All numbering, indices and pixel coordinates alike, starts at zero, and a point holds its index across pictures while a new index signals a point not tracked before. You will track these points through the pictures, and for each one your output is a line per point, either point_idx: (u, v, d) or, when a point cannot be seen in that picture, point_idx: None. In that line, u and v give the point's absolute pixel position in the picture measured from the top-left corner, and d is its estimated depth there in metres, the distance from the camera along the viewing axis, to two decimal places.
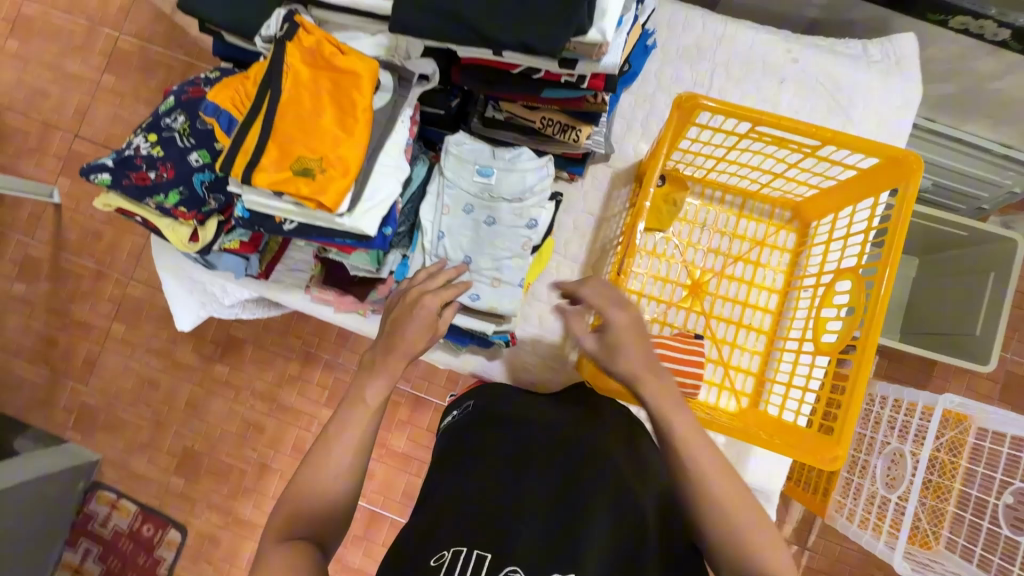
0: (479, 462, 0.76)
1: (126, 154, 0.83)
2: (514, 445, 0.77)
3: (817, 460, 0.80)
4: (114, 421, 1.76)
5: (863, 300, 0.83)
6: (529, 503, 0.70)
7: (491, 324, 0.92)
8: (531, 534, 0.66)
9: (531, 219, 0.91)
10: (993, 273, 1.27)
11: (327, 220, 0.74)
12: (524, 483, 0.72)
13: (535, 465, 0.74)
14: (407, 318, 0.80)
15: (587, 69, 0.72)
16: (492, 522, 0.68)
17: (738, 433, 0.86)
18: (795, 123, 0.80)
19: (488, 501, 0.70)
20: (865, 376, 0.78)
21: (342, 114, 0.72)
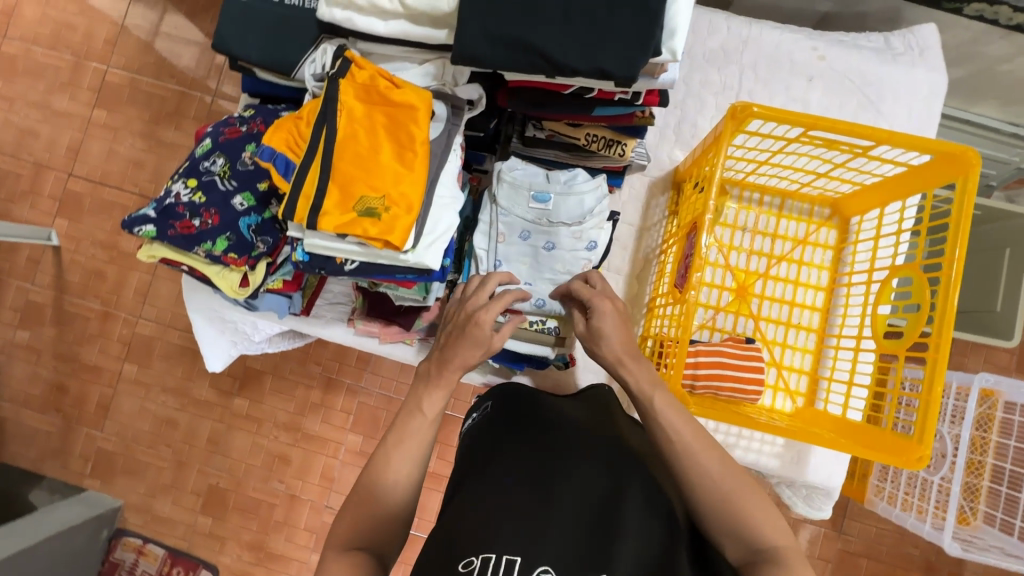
0: (493, 467, 0.71)
1: (166, 202, 0.80)
2: (529, 445, 0.72)
3: (894, 461, 0.80)
4: (133, 465, 1.70)
5: (927, 297, 0.82)
6: (565, 498, 0.64)
7: (552, 347, 0.93)
8: (563, 529, 0.61)
9: (590, 241, 0.91)
10: (1008, 249, 1.29)
11: (390, 257, 0.72)
12: (553, 480, 0.66)
13: (561, 459, 0.68)
14: (458, 332, 0.75)
15: (645, 87, 0.72)
16: (510, 524, 0.62)
17: (801, 435, 0.86)
18: (850, 125, 0.79)
19: (504, 503, 0.65)
20: (941, 373, 0.78)
21: (400, 148, 0.70)
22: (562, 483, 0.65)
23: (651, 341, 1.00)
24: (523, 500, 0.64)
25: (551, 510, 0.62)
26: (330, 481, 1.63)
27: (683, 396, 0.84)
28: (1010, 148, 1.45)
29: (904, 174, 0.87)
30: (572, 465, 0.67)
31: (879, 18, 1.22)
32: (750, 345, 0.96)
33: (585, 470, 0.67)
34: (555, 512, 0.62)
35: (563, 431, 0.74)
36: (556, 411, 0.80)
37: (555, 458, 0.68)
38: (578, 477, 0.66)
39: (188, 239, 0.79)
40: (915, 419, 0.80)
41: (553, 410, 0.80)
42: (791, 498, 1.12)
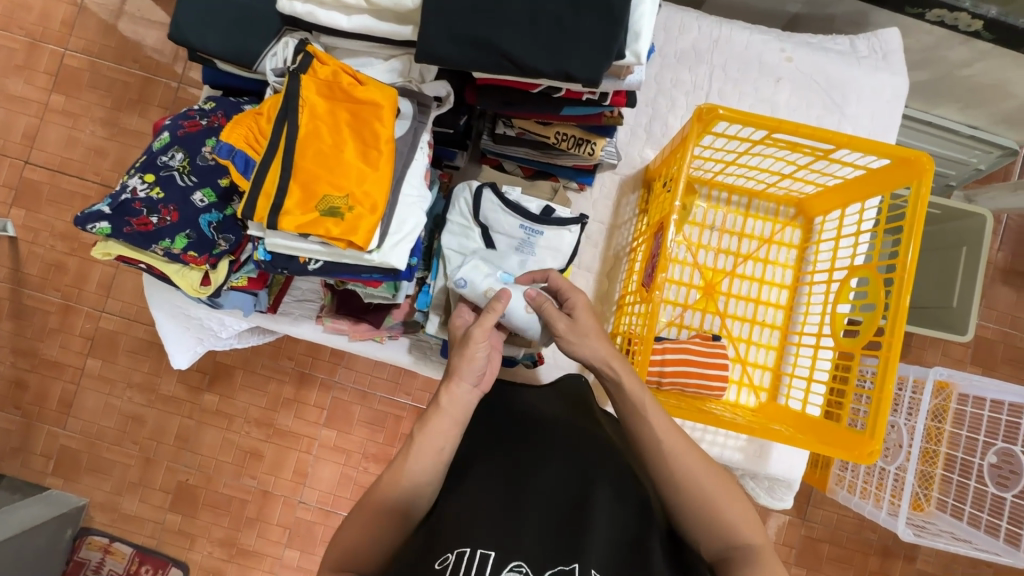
0: (476, 470, 0.71)
1: (122, 198, 0.78)
2: (510, 447, 0.73)
3: (847, 455, 0.83)
4: (99, 462, 1.66)
5: (882, 296, 0.85)
6: (539, 491, 0.65)
7: (520, 348, 0.92)
8: (539, 523, 0.62)
9: None
10: (965, 247, 1.33)
11: (355, 257, 0.71)
12: (532, 478, 0.67)
13: (538, 458, 0.70)
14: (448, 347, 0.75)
15: (611, 88, 0.72)
16: (487, 520, 0.62)
17: (760, 432, 0.88)
18: (811, 129, 0.81)
19: (482, 503, 0.65)
20: (893, 369, 0.81)
21: (364, 147, 0.69)
22: (536, 479, 0.67)
23: (620, 337, 1.02)
24: (501, 497, 0.65)
25: (524, 504, 0.64)
26: (304, 476, 1.62)
27: None
28: (970, 150, 1.50)
29: (863, 177, 0.89)
30: (547, 465, 0.69)
31: (846, 21, 1.25)
32: (716, 341, 0.99)
33: (561, 467, 0.69)
34: (533, 507, 0.64)
35: (543, 431, 0.75)
36: (532, 407, 0.82)
37: (530, 456, 0.71)
38: (554, 474, 0.68)
39: (146, 236, 0.77)
40: (867, 414, 0.84)
41: (531, 407, 0.82)
42: (755, 491, 1.15)
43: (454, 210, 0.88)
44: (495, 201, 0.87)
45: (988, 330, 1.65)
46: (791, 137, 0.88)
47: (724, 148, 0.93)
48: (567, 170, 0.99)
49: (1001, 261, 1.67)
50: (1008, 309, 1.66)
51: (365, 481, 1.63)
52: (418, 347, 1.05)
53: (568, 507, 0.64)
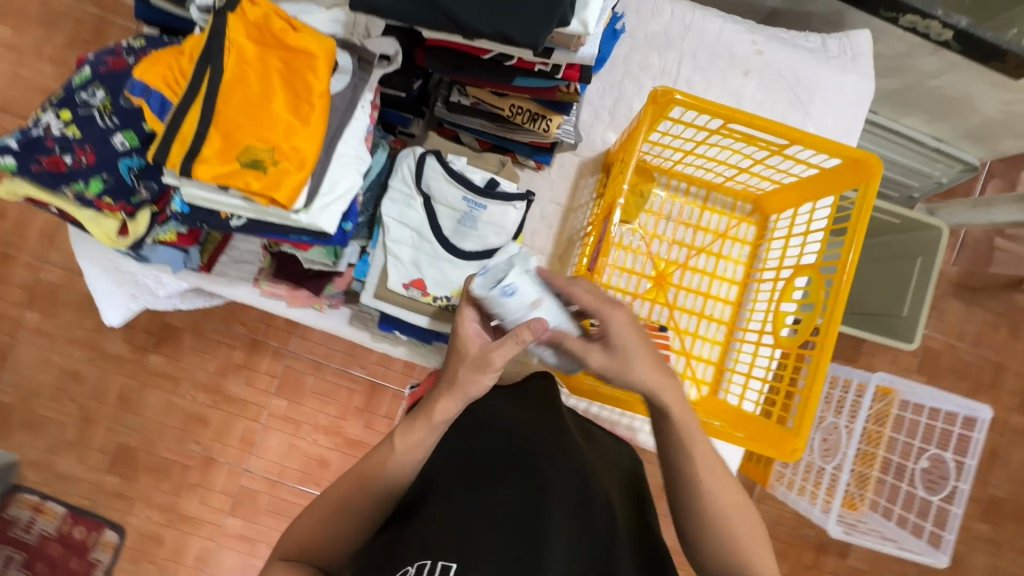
0: (445, 479, 0.69)
1: (33, 134, 0.72)
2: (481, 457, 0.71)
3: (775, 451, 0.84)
4: (34, 419, 1.59)
5: (823, 297, 0.87)
6: (503, 504, 0.64)
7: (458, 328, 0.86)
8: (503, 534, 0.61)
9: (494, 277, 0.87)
10: (919, 258, 1.35)
11: (280, 216, 0.68)
12: (498, 487, 0.66)
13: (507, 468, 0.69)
14: (451, 361, 0.67)
15: (562, 60, 0.69)
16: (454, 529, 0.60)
17: None
18: (767, 121, 0.80)
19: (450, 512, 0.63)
20: (825, 366, 0.83)
21: (295, 99, 0.65)
22: (500, 493, 0.65)
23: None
24: (467, 510, 0.63)
25: (481, 513, 0.62)
26: (250, 445, 1.58)
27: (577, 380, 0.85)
28: (935, 164, 1.50)
29: (817, 176, 0.89)
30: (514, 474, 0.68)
31: (823, 20, 1.23)
32: (660, 331, 0.98)
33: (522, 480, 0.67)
34: (498, 518, 0.62)
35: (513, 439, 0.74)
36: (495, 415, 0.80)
37: (495, 466, 0.69)
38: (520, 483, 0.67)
39: (57, 178, 0.73)
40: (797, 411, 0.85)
41: (491, 413, 0.80)
42: None
43: (397, 176, 0.85)
44: (438, 169, 0.84)
45: (936, 341, 1.69)
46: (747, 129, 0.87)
47: (681, 136, 0.92)
48: (524, 147, 0.96)
49: (954, 275, 1.71)
50: (956, 322, 1.70)
51: (313, 453, 1.60)
52: (360, 320, 1.01)
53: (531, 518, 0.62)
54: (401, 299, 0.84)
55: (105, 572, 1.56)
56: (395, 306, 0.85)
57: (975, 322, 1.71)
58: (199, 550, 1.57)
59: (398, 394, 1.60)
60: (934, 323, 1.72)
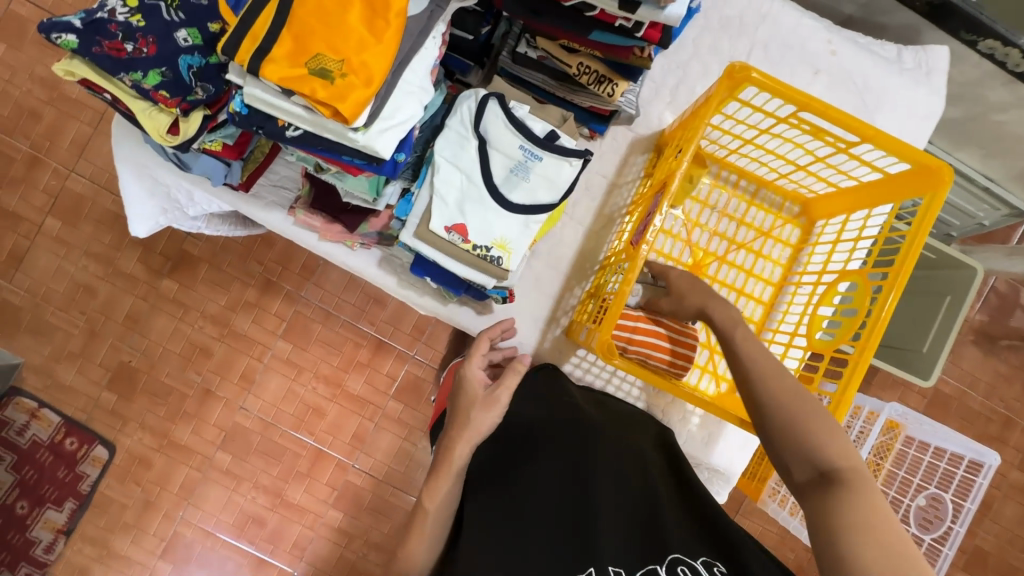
0: (487, 484, 0.77)
1: (97, 16, 0.70)
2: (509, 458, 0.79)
3: None
4: (41, 325, 1.59)
5: (866, 304, 0.85)
6: (534, 499, 0.73)
7: (494, 279, 0.84)
8: (543, 531, 0.71)
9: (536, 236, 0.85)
10: (949, 296, 1.33)
11: (337, 132, 0.66)
12: (524, 483, 0.75)
13: (527, 470, 0.76)
14: (462, 403, 0.82)
15: (647, 17, 0.67)
16: (495, 533, 0.70)
17: (716, 411, 0.86)
18: (840, 115, 0.77)
19: (497, 515, 0.73)
20: (861, 373, 0.81)
21: (372, 13, 0.63)
22: (529, 487, 0.75)
23: (595, 297, 0.97)
24: (505, 506, 0.73)
25: (515, 508, 0.73)
26: (250, 384, 1.58)
27: (607, 349, 0.83)
28: (980, 203, 1.47)
29: (879, 181, 0.86)
30: (533, 470, 0.76)
31: (898, 34, 1.20)
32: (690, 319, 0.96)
33: (547, 469, 0.76)
34: (530, 518, 0.72)
35: (526, 433, 0.81)
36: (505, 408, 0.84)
37: (519, 461, 0.78)
38: (540, 480, 0.75)
39: (116, 63, 0.71)
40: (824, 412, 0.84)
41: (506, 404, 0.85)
42: None
43: (455, 115, 0.83)
44: (499, 113, 0.82)
45: (949, 385, 1.67)
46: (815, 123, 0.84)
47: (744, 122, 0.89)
48: (581, 112, 0.94)
49: (978, 321, 1.68)
50: (972, 368, 1.68)
51: (311, 401, 1.59)
52: (390, 264, 1.01)
53: (562, 517, 0.72)
54: (441, 242, 0.82)
55: (91, 486, 1.57)
56: (433, 248, 0.83)
57: (990, 372, 1.68)
58: (185, 479, 1.57)
59: (403, 356, 1.58)
60: (949, 367, 1.69)
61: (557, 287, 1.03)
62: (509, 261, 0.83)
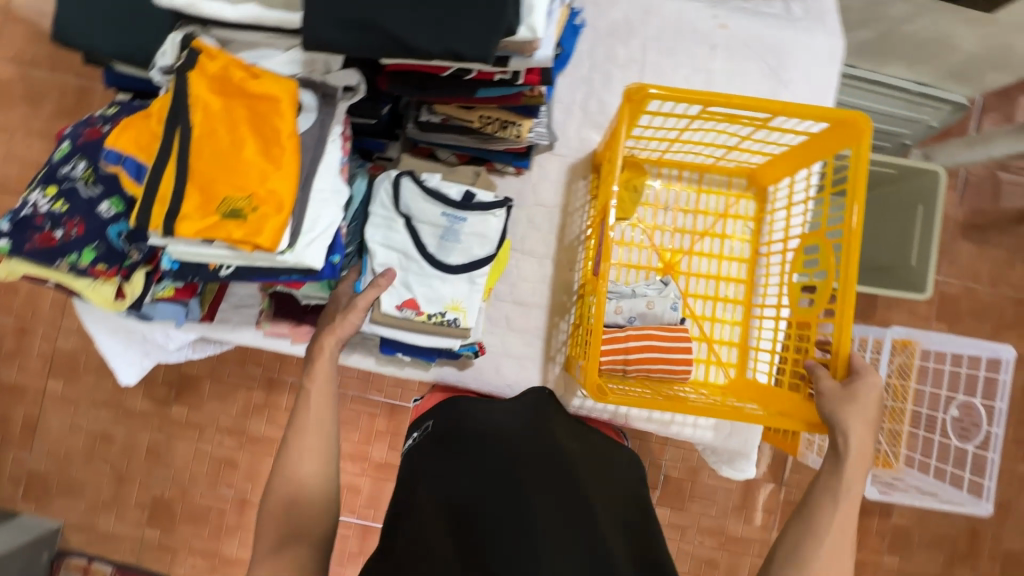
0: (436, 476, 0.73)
1: (23, 214, 0.74)
2: (466, 453, 0.75)
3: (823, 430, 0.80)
4: (70, 483, 1.62)
5: (833, 263, 0.84)
6: (481, 493, 0.68)
7: (457, 340, 0.88)
8: (486, 525, 0.64)
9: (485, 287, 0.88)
10: (921, 205, 1.32)
11: (267, 259, 0.69)
12: (476, 473, 0.71)
13: (481, 458, 0.73)
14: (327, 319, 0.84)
15: (521, 66, 0.69)
16: (448, 512, 0.67)
17: (727, 414, 0.82)
18: (752, 100, 0.78)
19: (437, 508, 0.69)
20: (847, 335, 0.80)
21: (265, 143, 0.66)
22: (480, 479, 0.70)
23: (580, 325, 0.98)
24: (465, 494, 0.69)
25: (462, 497, 0.68)
26: None
27: (596, 387, 0.80)
28: (921, 107, 1.45)
29: (807, 142, 0.87)
30: (488, 462, 0.72)
31: None
32: (677, 323, 0.98)
33: (501, 461, 0.72)
34: (481, 500, 0.67)
35: (491, 435, 0.78)
36: (480, 413, 0.84)
37: (470, 455, 0.74)
38: (489, 473, 0.70)
39: (49, 253, 0.74)
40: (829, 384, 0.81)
41: (488, 420, 0.82)
42: (716, 463, 1.13)
43: (376, 202, 0.88)
44: (414, 189, 0.87)
45: (952, 286, 1.66)
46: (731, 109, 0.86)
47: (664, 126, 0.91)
48: (503, 154, 0.99)
49: (960, 216, 1.68)
50: (968, 263, 1.67)
51: None
52: (363, 345, 1.03)
53: (510, 516, 0.65)
54: (397, 321, 0.86)
55: None
56: (390, 327, 0.87)
57: (988, 261, 1.67)
58: None
59: None
60: (945, 269, 1.69)
61: (543, 325, 1.05)
62: (467, 319, 0.87)
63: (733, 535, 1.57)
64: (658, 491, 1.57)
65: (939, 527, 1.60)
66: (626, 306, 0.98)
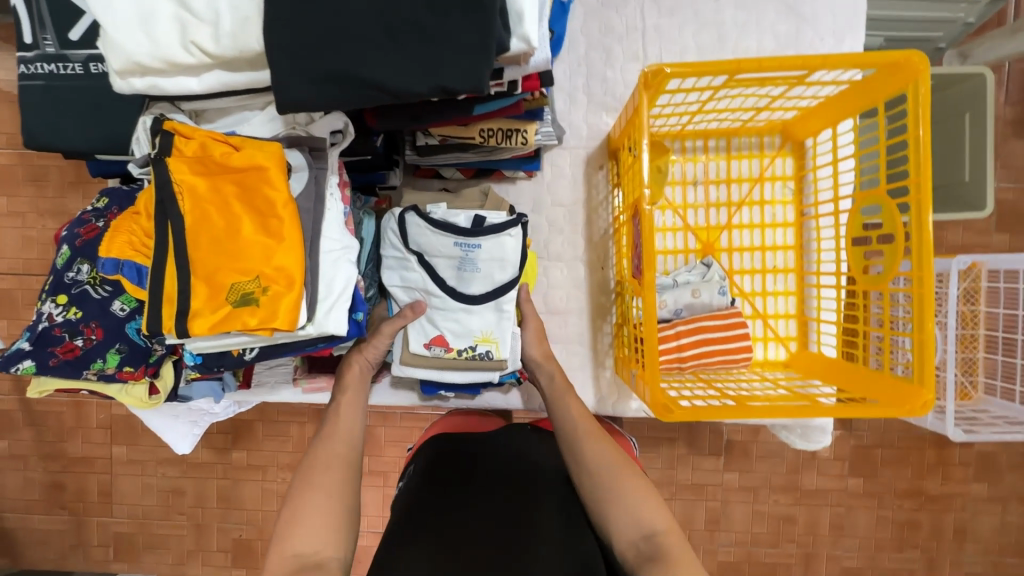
0: (437, 502, 0.78)
1: (40, 328, 0.72)
2: (470, 485, 0.81)
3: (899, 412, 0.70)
4: (154, 539, 1.68)
5: (898, 223, 0.74)
6: (484, 511, 0.75)
7: (495, 373, 0.86)
8: (486, 536, 0.71)
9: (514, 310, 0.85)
10: (969, 113, 1.17)
11: (289, 335, 0.65)
12: (480, 497, 0.78)
13: (485, 487, 0.80)
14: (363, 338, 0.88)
15: (516, 76, 0.62)
16: (448, 528, 0.73)
17: (802, 409, 0.74)
18: (779, 61, 0.69)
19: (449, 527, 0.73)
20: (930, 305, 0.69)
21: (262, 217, 0.61)
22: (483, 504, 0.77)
23: (627, 328, 0.93)
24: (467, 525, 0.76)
25: (469, 518, 0.75)
26: None
27: (659, 399, 0.75)
28: (955, 6, 1.23)
29: (850, 90, 0.78)
30: (491, 491, 0.79)
31: None
32: (729, 308, 0.91)
33: (500, 490, 0.79)
34: (487, 520, 0.74)
35: (490, 469, 0.84)
36: (472, 450, 0.89)
37: (471, 484, 0.81)
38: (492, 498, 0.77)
39: (76, 364, 0.72)
40: (911, 358, 0.72)
41: (485, 454, 0.88)
42: (788, 438, 1.08)
43: (386, 243, 0.87)
44: (420, 223, 0.84)
45: (1014, 192, 1.50)
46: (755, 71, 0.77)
47: (685, 102, 0.82)
48: (511, 161, 0.92)
49: (1011, 113, 1.51)
50: None
51: None
52: (403, 383, 1.00)
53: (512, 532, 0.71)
54: (429, 361, 0.86)
55: None
56: (427, 367, 0.87)
57: None
58: None
59: None
60: (1004, 174, 1.53)
61: (586, 330, 1.01)
62: (499, 349, 0.85)
63: (808, 489, 1.53)
64: (723, 458, 1.52)
65: None
66: (670, 300, 0.92)
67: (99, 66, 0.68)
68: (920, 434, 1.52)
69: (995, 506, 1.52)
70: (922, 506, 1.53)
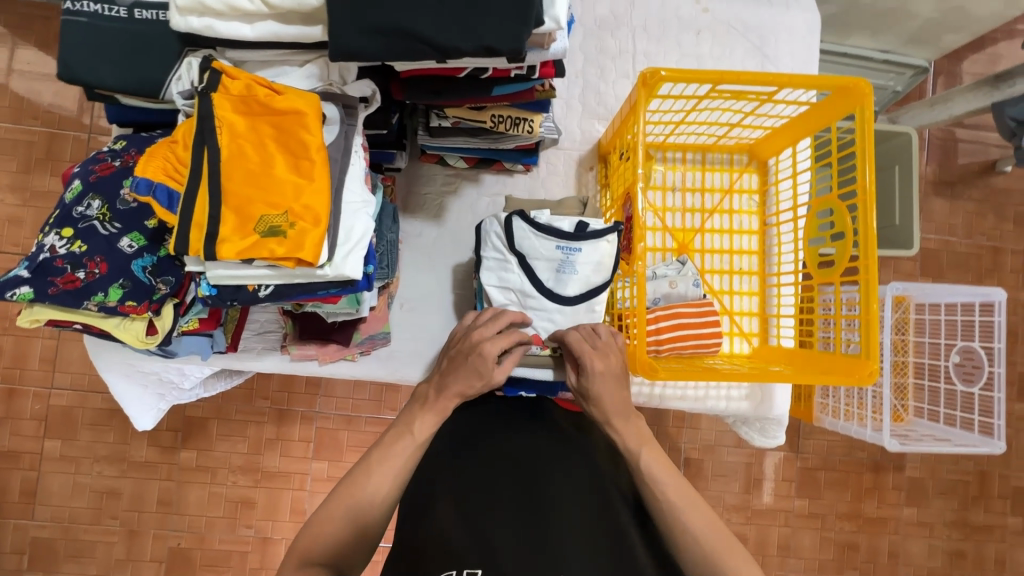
0: (458, 475, 0.78)
1: (40, 258, 0.71)
2: (484, 462, 0.79)
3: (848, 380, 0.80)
4: (79, 546, 1.54)
5: (850, 222, 0.86)
6: (498, 495, 0.74)
7: None
8: (506, 523, 0.70)
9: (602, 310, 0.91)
10: (897, 166, 1.34)
11: (307, 275, 0.68)
12: (497, 473, 0.77)
13: (505, 465, 0.78)
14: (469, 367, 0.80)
15: (537, 60, 0.69)
16: (463, 509, 0.73)
17: (760, 376, 0.83)
18: (754, 76, 0.81)
19: (479, 514, 0.72)
20: (874, 289, 0.81)
21: (295, 158, 0.65)
22: (505, 484, 0.75)
23: (609, 315, 1.00)
24: (499, 534, 0.68)
25: (490, 504, 0.73)
26: (303, 514, 1.54)
27: (646, 363, 0.83)
28: (886, 74, 1.44)
29: (809, 111, 0.91)
30: (508, 473, 0.77)
31: None
32: (702, 299, 1.00)
33: (511, 469, 0.77)
34: (502, 505, 0.73)
35: (504, 445, 0.81)
36: (488, 423, 0.85)
37: (487, 457, 0.79)
38: (506, 484, 0.75)
39: (75, 295, 0.72)
40: (860, 337, 0.83)
41: (502, 432, 0.83)
42: (747, 434, 1.16)
43: (488, 245, 0.92)
44: (526, 227, 0.90)
45: (933, 243, 1.72)
46: (733, 86, 0.89)
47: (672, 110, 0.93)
48: (512, 153, 1.00)
49: (930, 174, 1.74)
50: (944, 218, 1.72)
51: None
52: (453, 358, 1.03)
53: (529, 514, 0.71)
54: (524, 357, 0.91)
55: None
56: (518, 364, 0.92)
57: (962, 214, 1.73)
58: None
59: None
60: (926, 227, 1.74)
61: None
62: None
63: (758, 508, 1.60)
64: None
65: (951, 474, 1.65)
66: (650, 288, 1.00)
67: (144, 12, 0.71)
68: (857, 456, 1.64)
69: (923, 529, 1.64)
70: (860, 528, 1.63)
